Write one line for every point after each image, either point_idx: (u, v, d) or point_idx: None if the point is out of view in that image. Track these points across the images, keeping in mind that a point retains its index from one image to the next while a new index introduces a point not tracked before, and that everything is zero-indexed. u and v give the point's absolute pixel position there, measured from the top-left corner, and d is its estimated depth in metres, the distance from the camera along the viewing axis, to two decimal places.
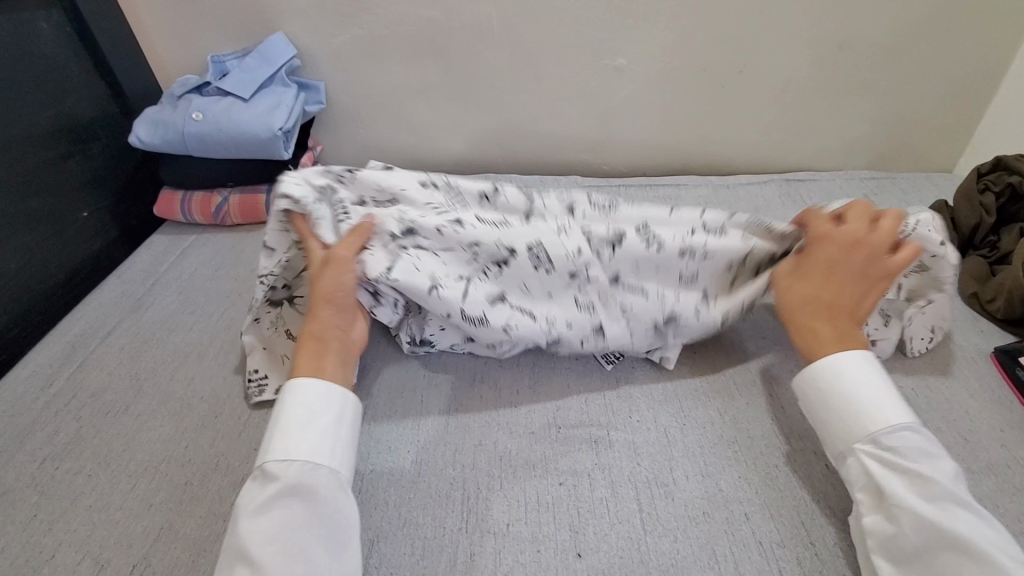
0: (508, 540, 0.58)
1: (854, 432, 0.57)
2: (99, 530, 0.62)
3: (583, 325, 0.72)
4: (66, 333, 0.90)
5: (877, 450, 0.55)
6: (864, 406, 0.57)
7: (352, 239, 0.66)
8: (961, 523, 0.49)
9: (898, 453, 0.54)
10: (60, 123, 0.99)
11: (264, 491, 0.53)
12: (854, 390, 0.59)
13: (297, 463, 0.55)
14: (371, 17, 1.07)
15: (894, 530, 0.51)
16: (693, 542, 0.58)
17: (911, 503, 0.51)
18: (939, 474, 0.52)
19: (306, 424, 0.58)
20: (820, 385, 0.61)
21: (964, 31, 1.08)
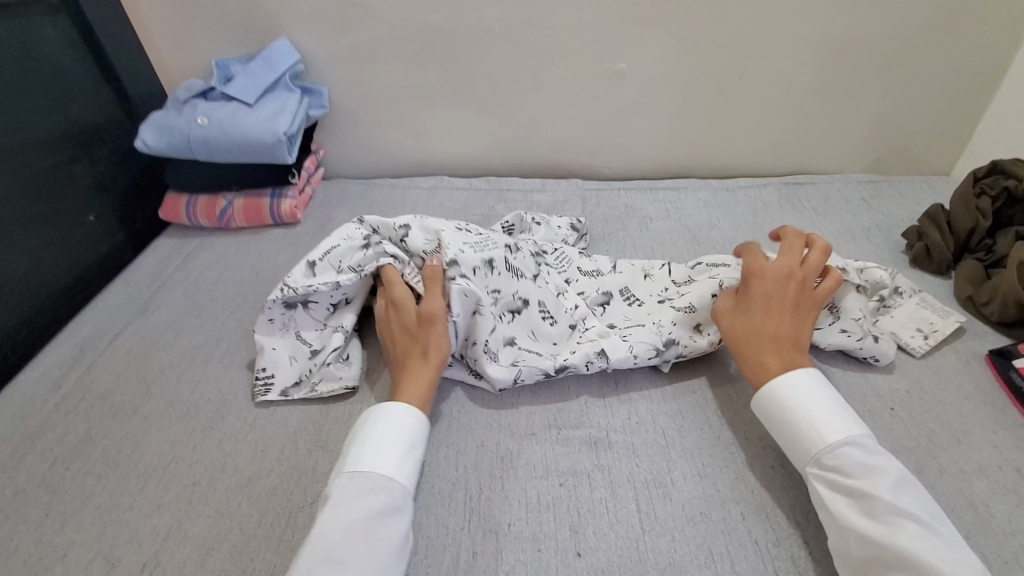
0: (509, 540, 0.60)
1: (803, 455, 0.59)
2: (109, 530, 0.63)
3: (589, 354, 0.75)
4: (75, 335, 0.91)
5: (822, 471, 0.57)
6: (809, 426, 0.59)
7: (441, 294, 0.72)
8: (904, 537, 0.49)
9: (840, 471, 0.56)
10: (67, 128, 1.01)
11: (351, 497, 0.55)
12: (795, 411, 0.61)
13: (384, 480, 0.57)
14: (373, 22, 1.08)
15: (847, 549, 0.53)
16: (691, 541, 0.59)
17: (855, 522, 0.52)
18: (877, 487, 0.52)
19: (407, 449, 0.61)
20: (767, 409, 0.64)
21: (961, 35, 1.09)
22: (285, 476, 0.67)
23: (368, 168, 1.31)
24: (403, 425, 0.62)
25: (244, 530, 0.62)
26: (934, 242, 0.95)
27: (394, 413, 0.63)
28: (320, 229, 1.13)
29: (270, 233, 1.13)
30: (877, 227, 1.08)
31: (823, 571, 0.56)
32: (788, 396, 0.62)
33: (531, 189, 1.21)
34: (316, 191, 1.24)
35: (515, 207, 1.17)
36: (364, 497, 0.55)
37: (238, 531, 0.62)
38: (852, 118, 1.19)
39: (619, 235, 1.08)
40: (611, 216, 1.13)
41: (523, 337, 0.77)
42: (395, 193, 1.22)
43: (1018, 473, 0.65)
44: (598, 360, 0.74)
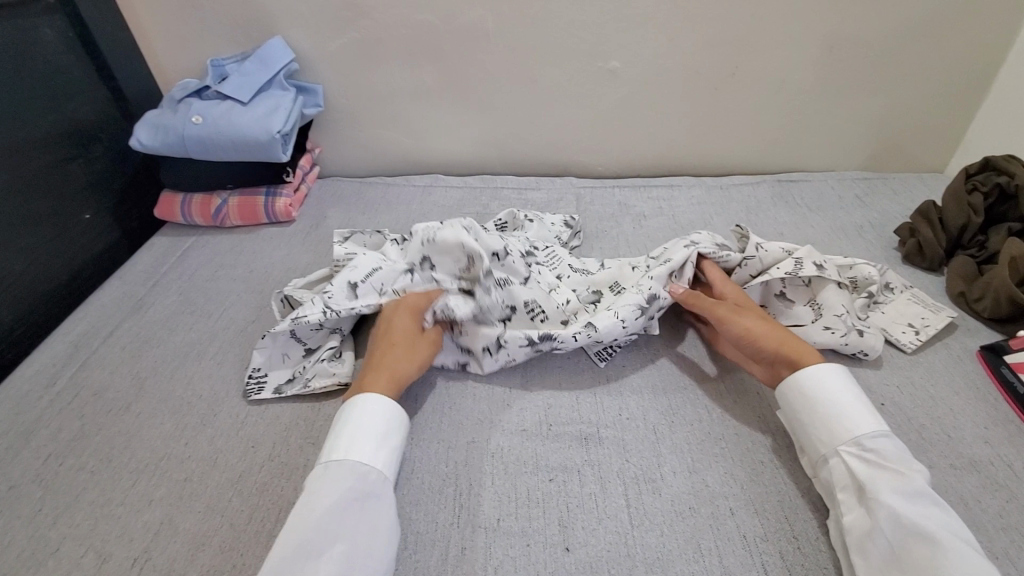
0: (499, 535, 0.60)
1: (838, 434, 0.61)
2: (101, 525, 0.63)
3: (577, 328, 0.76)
4: (70, 332, 0.91)
5: (861, 450, 0.59)
6: (851, 411, 0.61)
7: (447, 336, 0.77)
8: (938, 521, 0.52)
9: (878, 454, 0.58)
10: (63, 127, 1.01)
11: (319, 487, 0.57)
12: (840, 395, 0.63)
13: (351, 465, 0.59)
14: (368, 22, 1.08)
15: (871, 527, 0.54)
16: (679, 536, 0.59)
17: (893, 500, 0.53)
18: (918, 476, 0.55)
19: (380, 435, 0.62)
20: (805, 386, 0.65)
21: (956, 33, 1.09)
22: (275, 472, 0.67)
23: (363, 167, 1.31)
24: (378, 413, 0.63)
25: (234, 525, 0.62)
26: (926, 239, 0.95)
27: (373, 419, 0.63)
28: (314, 227, 1.14)
29: (265, 231, 1.14)
30: (870, 224, 1.08)
31: (811, 565, 0.56)
32: (831, 381, 0.64)
33: (525, 187, 1.22)
34: (310, 189, 1.25)
35: (510, 205, 1.17)
36: (329, 484, 0.57)
37: (228, 526, 0.62)
38: (846, 116, 1.20)
39: (613, 233, 1.08)
40: (605, 214, 1.13)
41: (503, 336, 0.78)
42: (390, 191, 1.22)
43: (1007, 467, 0.65)
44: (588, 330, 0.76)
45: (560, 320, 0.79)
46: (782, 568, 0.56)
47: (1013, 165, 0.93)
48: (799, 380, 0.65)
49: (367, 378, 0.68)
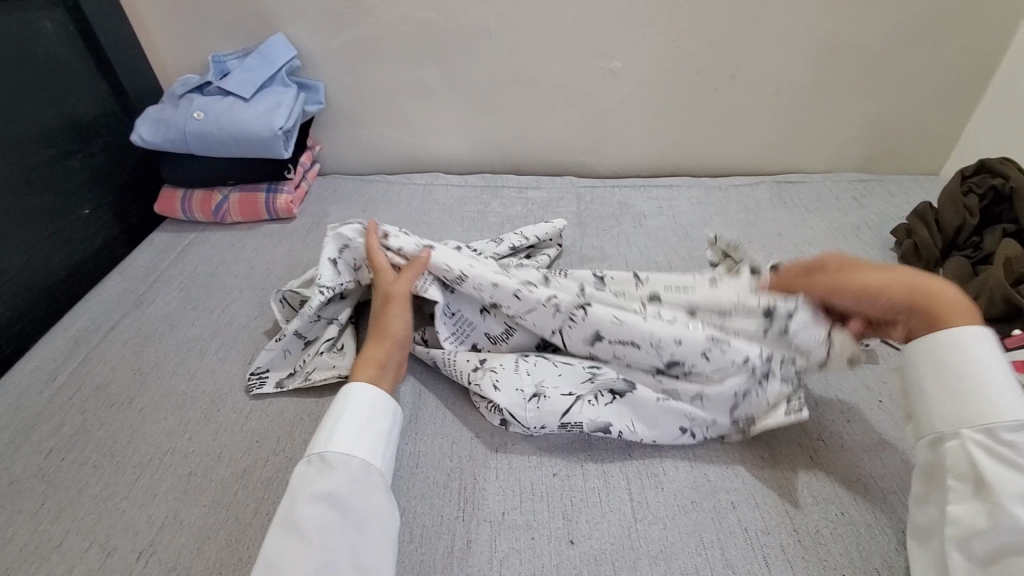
0: (505, 528, 0.60)
1: (968, 418, 0.54)
2: (105, 519, 0.63)
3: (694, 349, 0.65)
4: (70, 328, 0.91)
5: (993, 441, 0.52)
6: (989, 393, 0.54)
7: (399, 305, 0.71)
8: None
9: (1012, 449, 0.51)
10: (62, 122, 1.01)
11: (321, 479, 0.56)
12: (985, 371, 0.55)
13: (355, 462, 0.58)
14: (370, 19, 1.09)
15: (984, 525, 0.49)
16: (682, 529, 0.60)
17: (1013, 502, 0.48)
18: None
19: (364, 426, 0.61)
20: (950, 359, 0.56)
21: (951, 36, 1.10)
22: (281, 467, 0.67)
23: (364, 165, 1.31)
24: (364, 406, 0.63)
25: (239, 520, 0.62)
26: (923, 240, 0.97)
27: (361, 397, 0.63)
28: (316, 224, 1.14)
29: (266, 228, 1.14)
30: (867, 225, 1.10)
31: (811, 557, 0.57)
32: (978, 357, 0.55)
33: (525, 186, 1.22)
34: (311, 186, 1.25)
35: (511, 204, 1.17)
36: (332, 477, 0.56)
37: (233, 520, 0.62)
38: (843, 118, 1.21)
39: (614, 232, 1.09)
40: (605, 213, 1.14)
41: (548, 374, 0.69)
42: (392, 189, 1.23)
43: None
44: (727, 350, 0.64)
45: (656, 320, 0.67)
46: (782, 560, 0.57)
47: (1007, 167, 0.94)
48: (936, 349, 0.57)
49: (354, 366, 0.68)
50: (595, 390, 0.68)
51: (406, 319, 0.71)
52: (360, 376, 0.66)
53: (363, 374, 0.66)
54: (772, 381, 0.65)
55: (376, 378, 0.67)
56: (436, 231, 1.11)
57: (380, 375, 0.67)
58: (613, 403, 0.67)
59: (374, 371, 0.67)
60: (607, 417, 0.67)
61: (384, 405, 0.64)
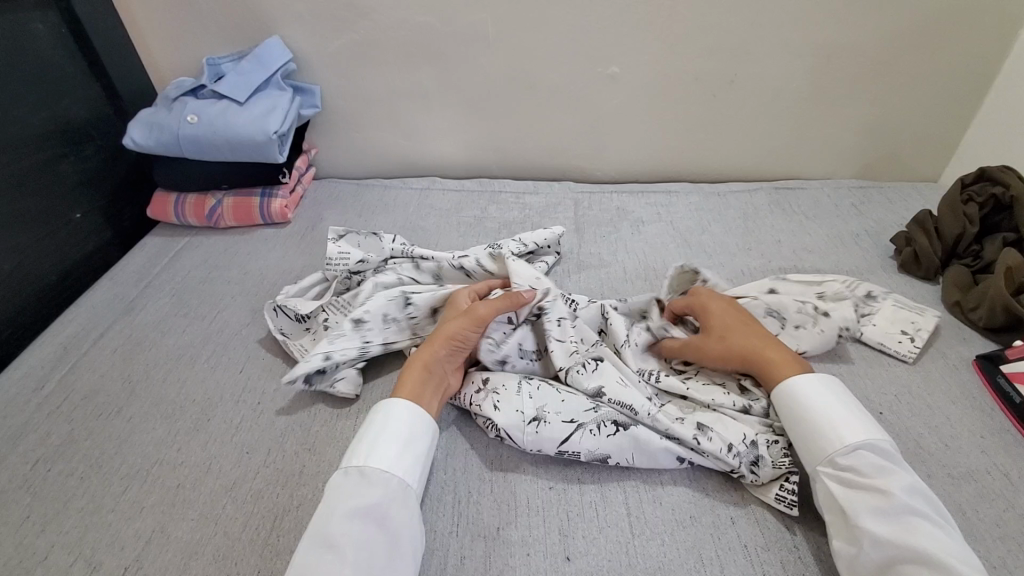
0: (499, 544, 0.59)
1: (816, 454, 0.60)
2: (90, 533, 0.62)
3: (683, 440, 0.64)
4: (58, 334, 0.90)
5: (838, 470, 0.58)
6: (827, 425, 0.60)
7: (467, 320, 0.70)
8: (919, 535, 0.50)
9: (854, 470, 0.57)
10: (54, 125, 0.99)
11: (360, 494, 0.55)
12: (814, 405, 0.62)
13: (395, 481, 0.57)
14: (367, 22, 1.08)
15: (856, 550, 0.53)
16: (680, 545, 0.59)
17: (867, 521, 0.53)
18: (893, 486, 0.54)
19: (405, 444, 0.60)
20: (786, 409, 0.64)
21: (951, 43, 1.10)
22: (271, 479, 0.66)
23: (360, 169, 1.30)
24: (403, 421, 0.61)
25: (228, 534, 0.61)
26: (921, 248, 0.96)
27: (394, 407, 0.62)
28: (311, 229, 1.12)
29: (260, 233, 1.12)
30: (867, 232, 1.09)
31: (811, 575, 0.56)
32: (805, 397, 0.63)
33: (523, 191, 1.21)
34: (307, 190, 1.24)
35: (508, 209, 1.16)
36: (371, 493, 0.55)
37: (222, 535, 0.61)
38: (842, 125, 1.20)
39: (612, 239, 1.08)
40: (603, 219, 1.13)
41: (550, 399, 0.68)
42: (388, 194, 1.22)
43: (1003, 477, 0.66)
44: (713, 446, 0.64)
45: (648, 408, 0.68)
46: None
47: (1007, 174, 0.93)
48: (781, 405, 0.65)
49: (400, 375, 0.67)
50: (597, 420, 0.66)
51: (466, 326, 0.70)
52: (402, 390, 0.65)
53: (406, 378, 0.66)
54: (763, 467, 0.62)
55: (419, 383, 0.66)
56: (432, 237, 1.10)
57: (422, 379, 0.66)
58: (616, 435, 0.65)
59: (417, 374, 0.66)
60: (607, 448, 0.64)
61: (419, 424, 0.62)
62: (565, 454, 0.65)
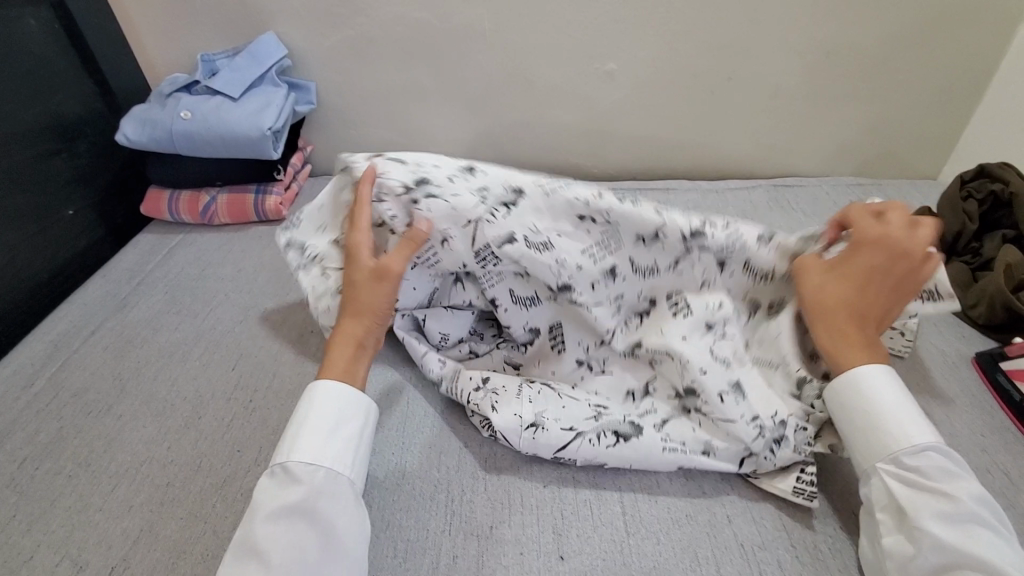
0: (492, 543, 0.58)
1: (876, 451, 0.57)
2: (78, 532, 0.61)
3: (689, 450, 0.63)
4: (49, 331, 0.89)
5: (900, 470, 0.55)
6: (894, 424, 0.56)
7: (385, 286, 0.63)
8: (982, 543, 0.49)
9: (919, 472, 0.54)
10: (46, 120, 0.99)
11: (285, 494, 0.53)
12: (882, 402, 0.57)
13: (320, 471, 0.55)
14: (362, 19, 1.07)
15: (913, 551, 0.51)
16: (676, 544, 0.58)
17: (933, 525, 0.51)
18: (961, 493, 0.52)
19: (332, 431, 0.58)
20: (846, 398, 0.59)
21: (950, 41, 1.09)
22: (262, 477, 0.65)
23: None
24: (329, 407, 0.59)
25: (217, 533, 0.60)
26: None
27: (332, 396, 0.59)
28: None
29: (255, 230, 1.11)
30: None
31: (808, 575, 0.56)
32: (875, 388, 0.58)
33: None
34: (302, 188, 1.22)
35: None
36: (297, 491, 0.53)
37: (211, 534, 0.60)
38: (841, 122, 1.20)
39: None
40: None
41: (550, 404, 0.66)
42: None
43: (1004, 477, 0.65)
44: (719, 442, 0.63)
45: (649, 419, 0.65)
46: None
47: (1006, 172, 0.93)
48: (840, 391, 0.60)
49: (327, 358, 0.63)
50: (597, 430, 0.64)
51: (389, 296, 0.63)
52: (333, 374, 0.61)
53: (335, 356, 0.62)
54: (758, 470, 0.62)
55: (352, 361, 0.62)
56: None
57: (355, 356, 0.63)
58: (616, 445, 0.63)
59: (349, 352, 0.63)
60: (605, 458, 0.63)
61: (359, 407, 0.60)
62: (562, 459, 0.64)
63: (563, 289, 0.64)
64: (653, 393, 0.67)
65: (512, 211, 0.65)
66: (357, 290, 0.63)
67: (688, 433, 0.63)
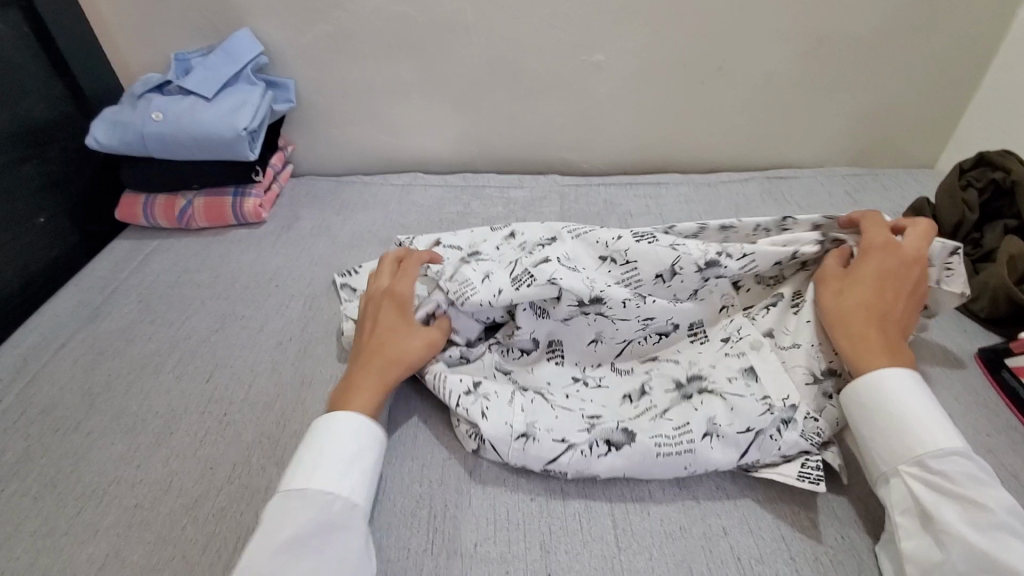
0: (476, 562, 0.55)
1: (898, 452, 0.55)
2: (42, 558, 0.58)
3: (692, 430, 0.60)
4: (19, 344, 0.85)
5: (925, 473, 0.52)
6: (918, 423, 0.54)
7: (425, 344, 0.66)
8: (1017, 555, 0.46)
9: (946, 476, 0.51)
10: (15, 125, 0.95)
11: (300, 519, 0.51)
12: (905, 402, 0.56)
13: (340, 502, 0.54)
14: (341, 13, 1.03)
15: (940, 558, 0.49)
16: (669, 558, 0.55)
17: (962, 534, 0.48)
18: (992, 501, 0.49)
19: (351, 460, 0.57)
20: (868, 399, 0.58)
21: (948, 26, 1.06)
22: (235, 496, 0.62)
23: (340, 166, 1.25)
24: (350, 434, 0.58)
25: (187, 557, 0.57)
26: None
27: (349, 429, 0.58)
28: (287, 229, 1.08)
29: (234, 234, 1.08)
30: None
31: None
32: (898, 392, 0.56)
33: (508, 185, 1.17)
34: (283, 189, 1.18)
35: (491, 204, 1.12)
36: (313, 518, 0.52)
37: (181, 558, 0.57)
38: (837, 111, 1.17)
39: None
40: (589, 213, 1.09)
41: (542, 414, 0.64)
42: (368, 190, 1.17)
43: (1012, 480, 0.62)
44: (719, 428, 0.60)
45: (647, 418, 0.64)
46: None
47: (1007, 159, 0.90)
48: (863, 390, 0.58)
49: (350, 389, 0.62)
50: (590, 440, 0.61)
51: (426, 353, 0.66)
52: (356, 406, 0.61)
53: (360, 389, 0.62)
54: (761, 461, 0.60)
55: (376, 399, 0.62)
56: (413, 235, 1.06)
57: (379, 395, 0.62)
58: (608, 456, 0.60)
59: (375, 391, 0.62)
60: (596, 468, 0.60)
61: (369, 436, 0.59)
62: (552, 472, 0.61)
63: (597, 301, 0.68)
64: (650, 390, 0.67)
65: (546, 248, 0.73)
66: (396, 333, 0.66)
67: (691, 414, 0.62)
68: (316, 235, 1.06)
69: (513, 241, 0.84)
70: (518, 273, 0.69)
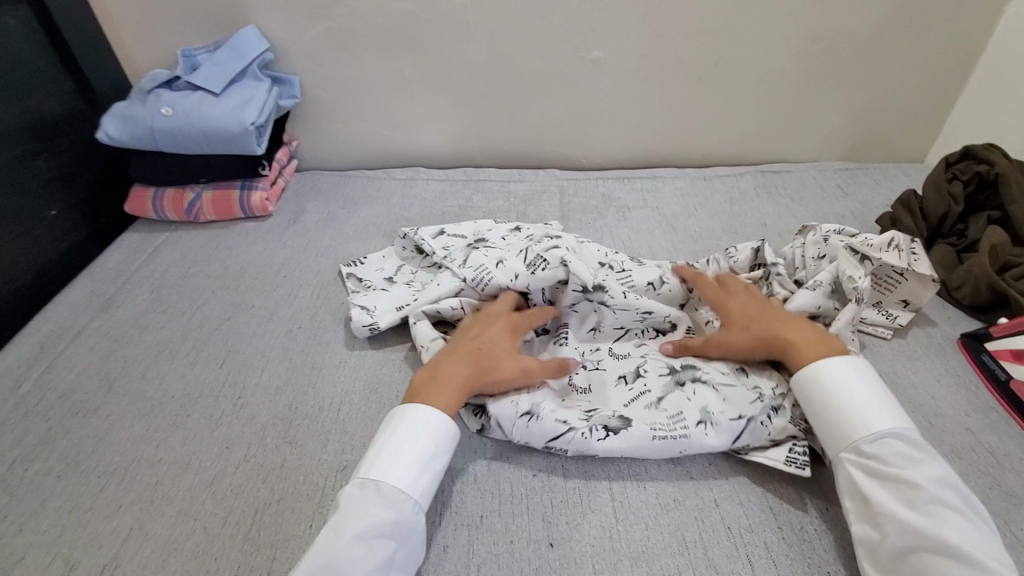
0: (481, 532, 0.58)
1: (839, 441, 0.58)
2: (68, 532, 0.61)
3: (687, 417, 0.63)
4: (35, 332, 0.88)
5: (861, 458, 0.56)
6: (856, 412, 0.58)
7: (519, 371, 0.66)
8: (950, 526, 0.49)
9: (881, 459, 0.55)
10: (26, 121, 0.97)
11: (371, 513, 0.53)
12: (842, 394, 0.60)
13: (410, 501, 0.55)
14: (344, 10, 1.06)
15: (878, 537, 0.52)
16: (664, 528, 0.59)
17: (897, 512, 0.51)
18: (923, 478, 0.52)
19: (426, 462, 0.57)
20: (809, 392, 0.62)
21: (935, 23, 1.09)
22: (251, 474, 0.65)
23: (344, 161, 1.28)
24: (426, 431, 0.59)
25: (207, 530, 0.60)
26: (907, 229, 0.95)
27: (426, 419, 0.59)
28: (293, 221, 1.11)
29: (241, 227, 1.10)
30: (853, 214, 1.09)
31: (794, 555, 0.56)
32: (832, 384, 0.61)
33: (509, 179, 1.20)
34: (288, 183, 1.21)
35: (493, 198, 1.15)
36: (383, 513, 0.53)
37: (201, 530, 0.60)
38: (829, 107, 1.20)
39: (597, 226, 1.07)
40: (588, 206, 1.12)
41: (544, 399, 0.66)
42: (372, 184, 1.20)
43: (990, 456, 0.66)
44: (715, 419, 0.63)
45: (644, 403, 0.66)
46: (766, 559, 0.56)
47: (992, 153, 0.92)
48: (802, 390, 0.63)
49: (437, 381, 0.63)
50: (590, 425, 0.64)
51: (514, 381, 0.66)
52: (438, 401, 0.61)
53: (451, 385, 0.63)
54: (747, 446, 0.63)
55: (455, 399, 0.62)
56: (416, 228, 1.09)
57: (461, 398, 0.63)
58: (607, 439, 0.63)
59: (461, 389, 0.63)
60: (596, 450, 0.63)
61: (441, 442, 0.59)
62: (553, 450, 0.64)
63: (599, 289, 0.73)
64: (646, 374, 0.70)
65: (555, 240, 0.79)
66: (499, 350, 0.67)
67: (684, 402, 0.65)
68: (322, 228, 1.08)
69: (518, 234, 0.88)
70: (531, 258, 0.76)
